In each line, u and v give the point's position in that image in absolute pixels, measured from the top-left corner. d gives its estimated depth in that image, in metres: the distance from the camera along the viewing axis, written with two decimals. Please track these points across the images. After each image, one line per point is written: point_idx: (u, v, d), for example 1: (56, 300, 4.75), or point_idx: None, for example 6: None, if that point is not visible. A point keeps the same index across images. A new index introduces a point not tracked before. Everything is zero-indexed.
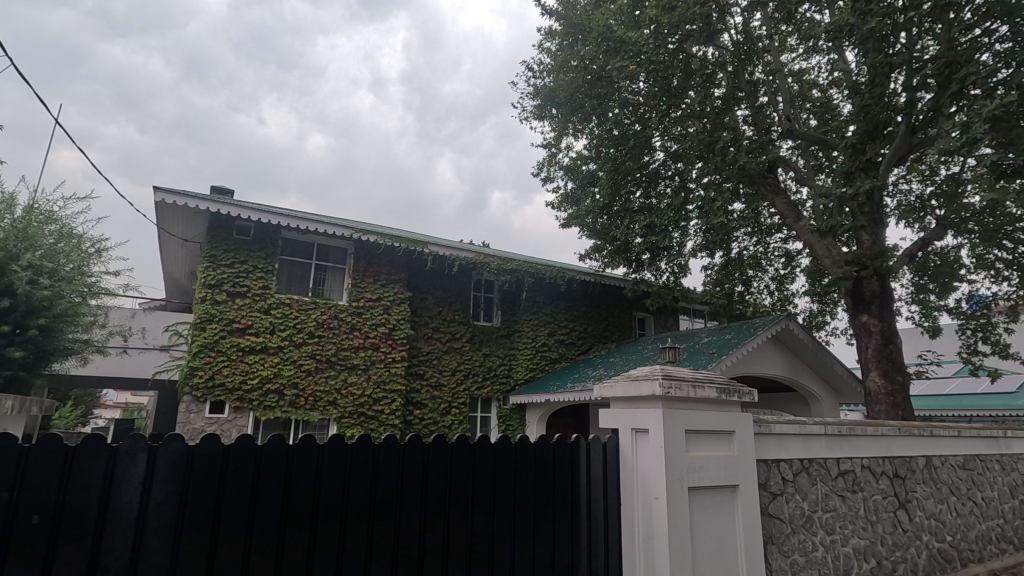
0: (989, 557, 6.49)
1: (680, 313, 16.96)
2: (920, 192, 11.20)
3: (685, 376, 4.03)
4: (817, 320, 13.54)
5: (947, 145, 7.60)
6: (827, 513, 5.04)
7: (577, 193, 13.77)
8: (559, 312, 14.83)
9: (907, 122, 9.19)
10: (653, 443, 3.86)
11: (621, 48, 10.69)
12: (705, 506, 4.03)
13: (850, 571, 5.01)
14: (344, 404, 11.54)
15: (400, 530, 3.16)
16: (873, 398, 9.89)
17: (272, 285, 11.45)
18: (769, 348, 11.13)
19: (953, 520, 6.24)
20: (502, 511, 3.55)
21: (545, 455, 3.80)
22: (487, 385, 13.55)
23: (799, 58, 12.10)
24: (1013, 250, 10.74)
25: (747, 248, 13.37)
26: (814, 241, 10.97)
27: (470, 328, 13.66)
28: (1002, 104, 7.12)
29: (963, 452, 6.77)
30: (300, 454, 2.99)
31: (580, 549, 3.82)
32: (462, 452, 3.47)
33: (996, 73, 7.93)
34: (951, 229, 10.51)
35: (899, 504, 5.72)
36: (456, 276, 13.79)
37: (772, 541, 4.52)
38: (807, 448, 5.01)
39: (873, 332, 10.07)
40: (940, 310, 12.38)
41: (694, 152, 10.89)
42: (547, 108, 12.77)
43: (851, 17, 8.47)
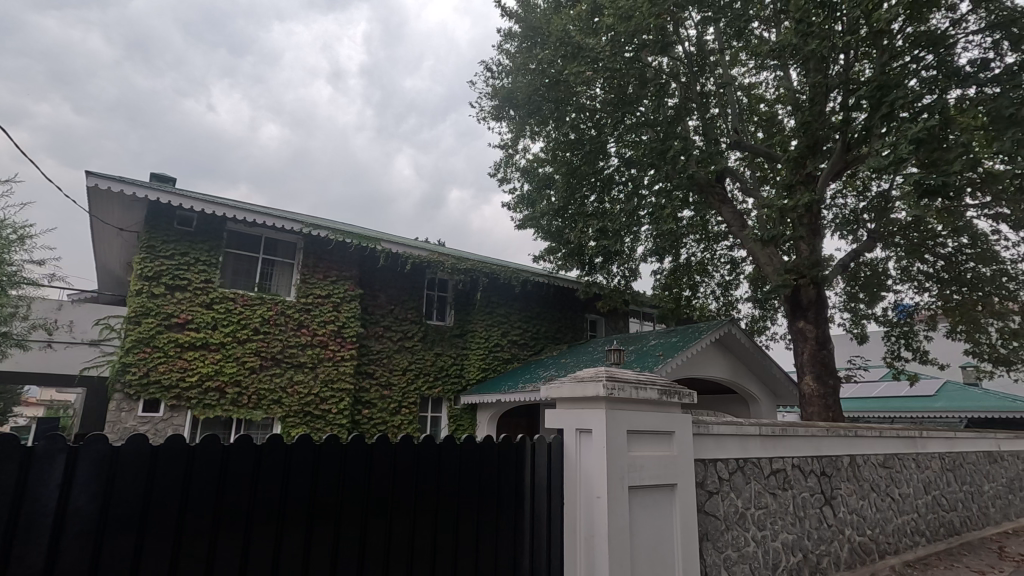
0: (904, 549, 6.96)
1: (630, 315, 17.35)
2: (854, 206, 11.83)
3: (628, 378, 4.13)
4: (757, 325, 14.14)
5: (876, 163, 8.10)
6: (759, 509, 5.28)
7: (533, 195, 13.87)
8: (512, 313, 14.89)
9: (844, 139, 9.69)
10: (594, 443, 3.95)
11: (579, 54, 10.86)
12: (645, 505, 4.15)
13: (778, 565, 5.26)
14: (288, 403, 11.21)
15: (339, 532, 3.11)
16: (807, 400, 10.40)
17: (215, 278, 10.98)
18: (713, 351, 11.53)
19: (873, 515, 6.66)
20: (445, 511, 3.54)
21: (490, 455, 3.82)
22: (438, 385, 13.46)
23: (748, 73, 12.58)
24: (934, 263, 11.55)
25: (695, 254, 13.81)
26: (757, 249, 11.45)
27: (423, 327, 13.55)
28: (925, 128, 7.67)
29: (884, 452, 7.23)
30: (235, 455, 2.90)
31: (523, 548, 3.86)
32: (407, 452, 3.45)
33: (922, 98, 8.52)
34: (880, 242, 11.19)
35: (825, 501, 6.05)
36: (409, 273, 13.63)
37: (707, 537, 4.70)
38: (742, 449, 5.23)
39: (808, 338, 10.61)
40: (869, 318, 13.17)
41: (647, 159, 11.15)
42: (504, 109, 12.75)
43: (793, 38, 8.92)
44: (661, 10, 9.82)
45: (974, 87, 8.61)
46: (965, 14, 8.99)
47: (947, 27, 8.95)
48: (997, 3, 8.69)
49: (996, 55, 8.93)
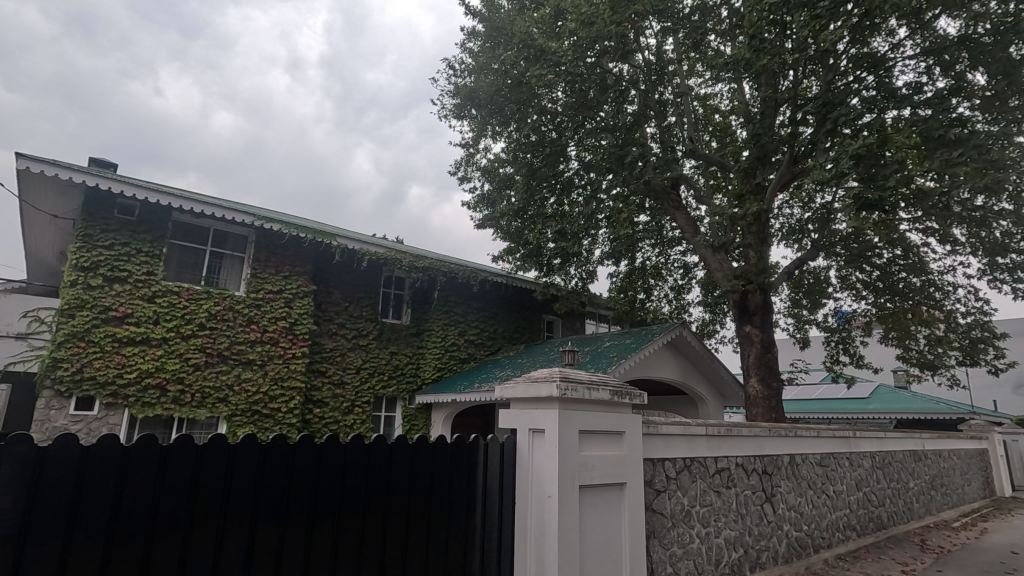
0: (837, 542, 7.35)
1: (587, 317, 17.59)
2: (800, 216, 12.38)
3: (581, 379, 4.19)
4: (707, 328, 14.61)
5: (820, 176, 8.52)
6: (704, 507, 5.46)
7: (492, 195, 13.87)
8: (470, 312, 14.84)
9: (792, 152, 10.12)
10: (547, 443, 4.00)
11: (541, 57, 10.94)
12: (595, 504, 4.23)
13: (720, 560, 5.45)
14: (235, 402, 10.82)
15: (285, 534, 3.02)
16: (753, 401, 10.82)
17: (159, 270, 10.48)
18: (665, 352, 11.84)
19: (809, 511, 6.99)
20: (396, 512, 3.50)
21: (443, 454, 3.81)
22: (393, 384, 13.29)
23: (704, 84, 12.98)
24: (871, 272, 12.21)
25: (650, 258, 14.14)
26: (709, 255, 11.84)
27: (378, 325, 13.33)
28: (864, 145, 8.12)
29: (821, 451, 7.60)
30: (174, 456, 2.78)
31: (474, 547, 3.86)
32: (358, 452, 3.40)
33: (862, 117, 9.00)
34: (822, 251, 11.75)
35: (765, 498, 6.32)
36: (365, 270, 13.39)
37: (654, 535, 4.83)
38: (689, 448, 5.39)
39: (754, 342, 11.03)
40: (811, 323, 13.80)
41: (607, 164, 11.22)
42: (466, 108, 12.70)
43: (747, 53, 9.30)
44: (623, 18, 10.00)
45: (909, 108, 9.19)
46: (902, 39, 9.57)
47: (887, 50, 9.50)
48: (931, 30, 9.28)
49: (929, 79, 9.54)
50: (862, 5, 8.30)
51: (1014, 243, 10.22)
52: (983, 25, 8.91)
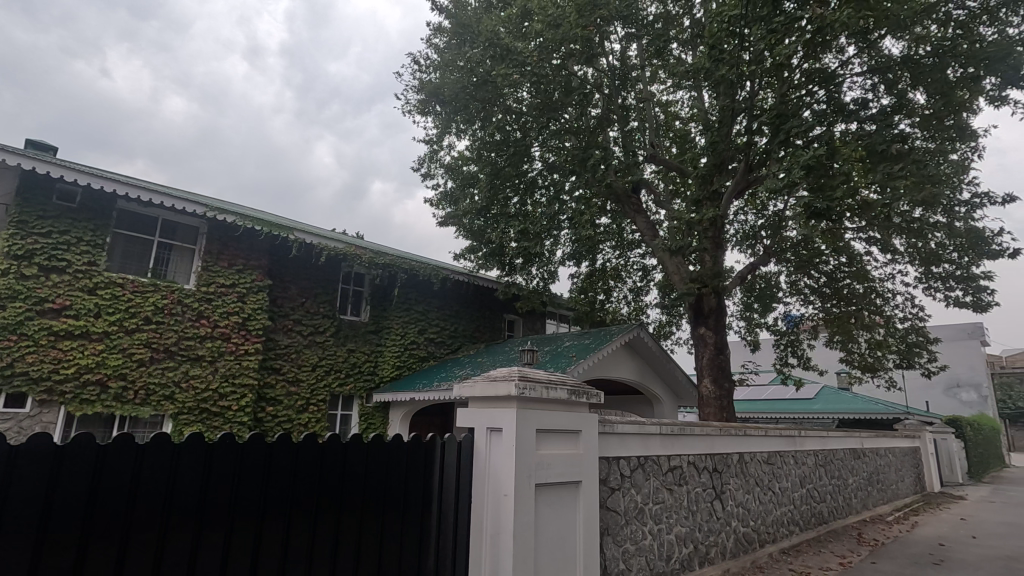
0: (781, 537, 7.65)
1: (547, 317, 17.71)
2: (753, 223, 12.80)
3: (539, 378, 4.22)
4: (664, 329, 14.94)
5: (773, 185, 8.85)
6: (656, 505, 5.58)
7: (455, 193, 13.80)
8: (430, 310, 14.71)
9: (747, 160, 10.46)
10: (503, 442, 4.01)
11: (508, 56, 10.98)
12: (551, 502, 4.27)
13: (671, 556, 5.59)
14: (182, 399, 10.40)
15: (231, 536, 2.91)
16: (705, 401, 11.14)
17: (101, 261, 9.96)
18: (622, 353, 12.04)
19: (756, 507, 7.26)
20: (349, 513, 3.42)
21: (399, 454, 3.75)
22: (350, 382, 13.06)
23: (666, 91, 13.26)
24: (818, 278, 12.74)
25: (610, 260, 14.36)
26: (667, 258, 12.11)
27: (336, 322, 13.06)
28: (814, 156, 8.47)
29: (768, 449, 7.90)
30: (112, 457, 2.63)
31: (428, 547, 3.83)
32: (311, 452, 3.31)
33: (814, 129, 9.39)
34: (774, 257, 12.20)
35: (715, 495, 6.51)
36: (323, 266, 13.09)
37: (608, 532, 4.91)
38: (643, 447, 5.50)
39: (708, 343, 11.36)
40: (762, 326, 14.31)
41: (569, 165, 11.53)
42: (430, 104, 12.58)
43: (707, 63, 9.60)
44: (588, 22, 10.32)
45: (856, 123, 9.66)
46: (851, 57, 10.02)
47: (837, 66, 9.93)
48: (877, 50, 9.76)
49: (874, 96, 10.03)
50: (814, 22, 8.66)
51: (947, 253, 10.87)
52: (924, 46, 9.43)
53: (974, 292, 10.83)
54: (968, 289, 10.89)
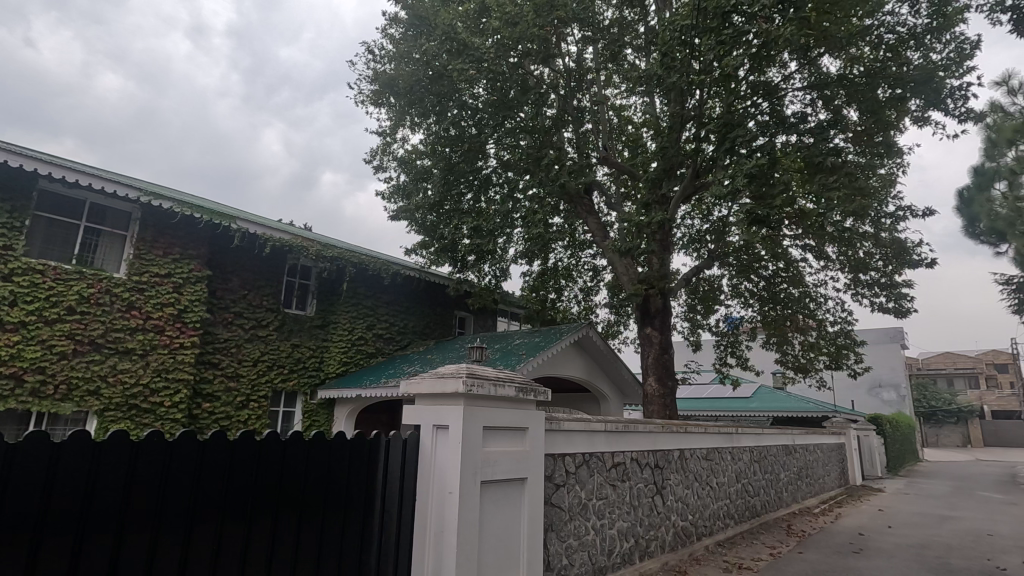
0: (717, 530, 7.97)
1: (498, 314, 17.71)
2: (699, 227, 13.23)
3: (488, 375, 4.21)
4: (612, 329, 15.24)
5: (718, 191, 9.18)
6: (599, 500, 5.69)
7: (408, 187, 13.58)
8: (379, 306, 14.43)
9: (694, 166, 10.80)
10: (449, 439, 3.98)
11: (464, 51, 10.91)
12: (496, 499, 4.28)
13: (613, 550, 5.72)
14: (109, 395, 9.80)
15: (157, 540, 2.75)
16: (650, 399, 11.44)
17: (19, 245, 9.25)
18: (571, 351, 12.21)
19: (695, 501, 7.52)
20: (287, 512, 3.30)
21: (340, 451, 3.66)
22: (293, 378, 12.64)
23: (620, 96, 13.50)
24: (758, 282, 13.31)
25: (562, 259, 14.52)
26: (616, 260, 12.36)
27: (280, 315, 12.62)
28: (757, 165, 8.85)
29: (707, 446, 8.19)
30: (23, 456, 2.44)
31: (370, 546, 3.75)
32: (247, 450, 3.17)
33: (757, 139, 9.79)
34: (717, 261, 12.65)
35: (656, 491, 6.70)
36: (267, 257, 12.61)
37: (552, 528, 4.96)
38: (589, 443, 5.59)
39: (654, 343, 11.67)
40: (705, 328, 14.82)
41: (524, 164, 11.59)
42: (384, 95, 12.32)
43: (658, 70, 9.84)
44: (546, 22, 10.39)
45: (795, 135, 10.13)
46: (793, 72, 10.49)
47: (780, 80, 10.39)
48: (817, 67, 10.26)
49: (813, 110, 10.55)
50: (761, 36, 9.01)
51: (873, 262, 11.59)
52: (858, 66, 10.00)
53: (896, 298, 11.61)
54: (891, 296, 11.66)
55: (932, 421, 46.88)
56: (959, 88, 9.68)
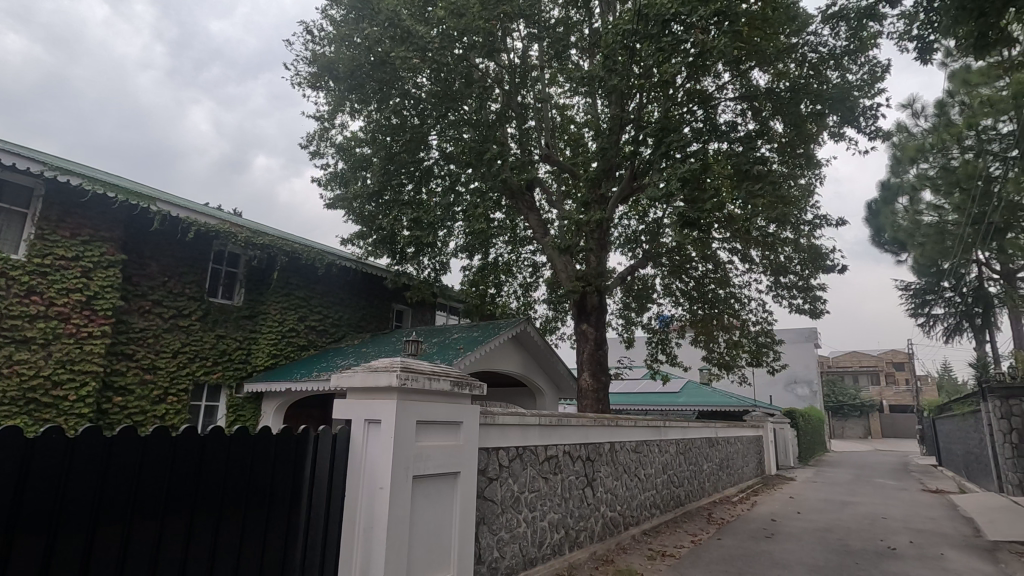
0: (643, 519, 8.29)
1: (437, 308, 17.56)
2: (635, 228, 13.63)
3: (423, 369, 4.16)
4: (550, 325, 15.47)
5: (653, 194, 9.51)
6: (531, 493, 5.78)
7: (346, 174, 13.16)
8: (313, 296, 13.93)
9: (632, 167, 11.12)
10: (381, 434, 3.92)
11: (407, 39, 10.69)
12: (428, 493, 4.24)
13: (543, 541, 5.82)
14: (3, 388, 8.94)
15: (54, 543, 2.54)
16: (584, 393, 11.72)
17: None
18: (509, 346, 12.28)
19: (623, 492, 7.78)
20: (204, 513, 3.12)
21: (264, 447, 3.51)
22: (217, 370, 12.00)
23: (563, 95, 13.67)
24: (688, 282, 13.89)
25: (503, 254, 14.58)
26: (555, 256, 12.55)
27: (203, 305, 11.93)
28: (689, 170, 9.24)
29: (636, 439, 8.49)
30: None
31: (295, 545, 3.61)
32: (161, 447, 2.97)
33: (692, 144, 10.20)
34: (651, 261, 13.10)
35: (587, 483, 6.88)
36: (191, 242, 11.88)
37: (483, 521, 4.98)
38: (522, 437, 5.66)
39: (589, 339, 11.94)
40: (638, 325, 15.32)
41: (466, 158, 11.52)
42: (322, 78, 11.83)
43: (600, 72, 10.07)
44: (491, 16, 10.36)
45: (726, 143, 10.63)
46: (726, 83, 10.99)
47: (713, 90, 10.87)
48: (747, 79, 10.78)
49: (742, 120, 11.11)
50: (697, 46, 9.35)
51: (792, 266, 12.38)
52: (784, 81, 10.61)
53: (811, 301, 12.45)
54: (806, 298, 12.50)
55: (839, 415, 50.78)
56: (870, 109, 10.48)
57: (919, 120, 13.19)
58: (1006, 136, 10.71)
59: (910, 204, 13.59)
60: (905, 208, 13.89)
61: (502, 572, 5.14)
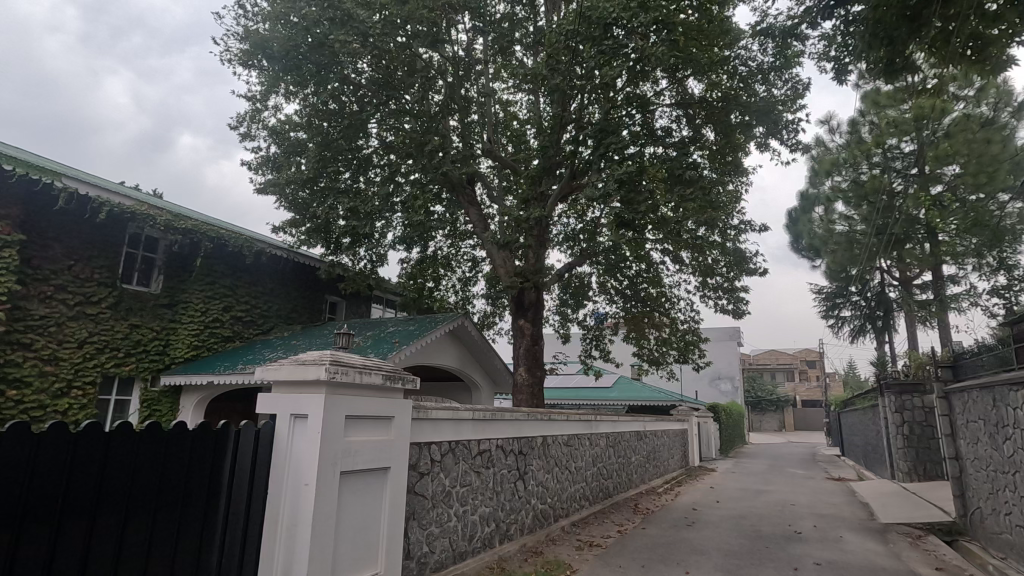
0: (573, 511, 8.49)
1: (373, 301, 17.16)
2: (574, 226, 13.87)
3: (353, 362, 4.05)
4: (487, 320, 15.50)
5: (592, 194, 9.73)
6: (463, 487, 5.78)
7: (279, 159, 12.60)
8: (240, 285, 13.25)
9: (572, 167, 11.32)
10: (308, 428, 3.79)
11: (348, 23, 10.35)
12: (356, 489, 4.16)
13: (474, 535, 5.84)
14: None
15: None
16: (519, 388, 11.84)
17: None
18: (445, 341, 12.20)
19: (554, 485, 7.93)
20: (107, 515, 2.90)
21: (179, 444, 3.31)
22: (129, 362, 11.20)
23: (507, 91, 13.69)
24: (623, 281, 14.32)
25: (442, 248, 14.44)
26: (495, 252, 12.58)
27: (115, 291, 11.08)
28: (626, 172, 9.50)
29: (568, 432, 8.68)
30: None
31: (210, 546, 3.44)
32: (58, 446, 2.75)
33: (630, 146, 10.48)
34: (587, 260, 13.40)
35: (518, 476, 6.96)
36: (103, 224, 10.99)
37: (414, 517, 4.94)
38: (455, 432, 5.65)
39: (526, 334, 12.07)
40: (574, 321, 15.63)
41: (407, 149, 11.31)
42: (255, 56, 11.24)
43: (543, 70, 10.19)
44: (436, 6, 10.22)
45: (661, 147, 11.01)
46: (663, 89, 11.37)
47: (651, 95, 11.23)
48: (683, 87, 11.21)
49: (677, 126, 11.54)
50: (637, 52, 9.61)
51: (719, 268, 13.02)
52: (716, 91, 11.11)
53: (735, 301, 13.16)
54: (730, 299, 13.20)
55: (758, 409, 54.05)
56: (792, 122, 11.16)
57: (834, 136, 14.21)
58: (908, 155, 11.73)
59: (824, 213, 14.63)
60: (820, 217, 14.94)
61: (431, 566, 5.12)
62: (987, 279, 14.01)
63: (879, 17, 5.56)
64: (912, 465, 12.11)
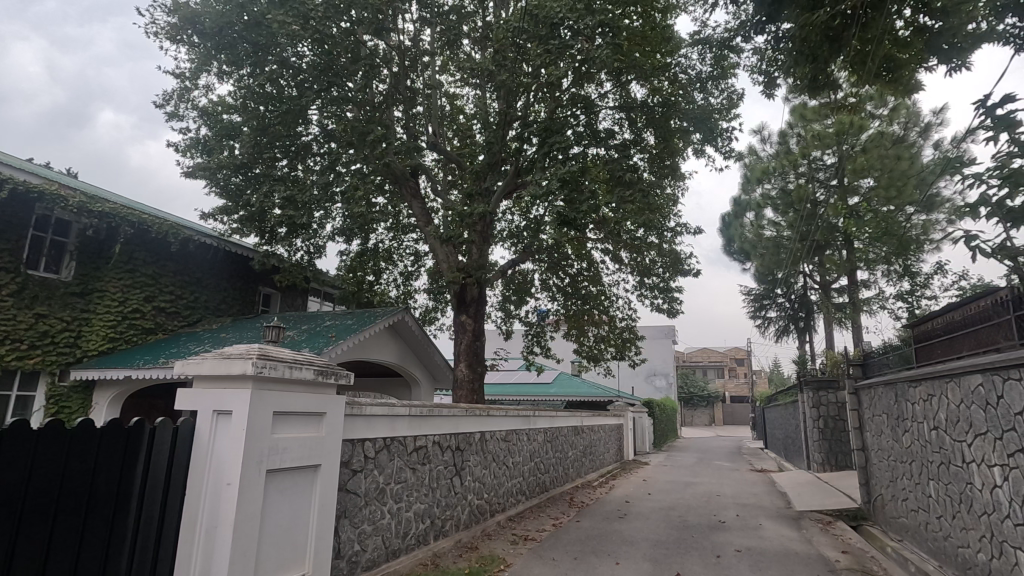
0: (509, 506, 8.55)
1: (309, 294, 16.58)
2: (517, 223, 13.94)
3: (282, 357, 3.90)
4: (429, 315, 15.32)
5: (535, 190, 9.79)
6: (398, 484, 5.70)
7: (210, 142, 11.93)
8: (164, 275, 12.46)
9: (516, 164, 11.36)
10: (232, 425, 3.62)
11: (287, 3, 9.95)
12: (283, 487, 4.01)
13: (408, 532, 5.78)
14: None
15: None
16: (459, 384, 11.77)
17: None
18: (384, 335, 11.97)
19: (491, 480, 7.96)
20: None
21: (86, 443, 3.09)
22: (35, 355, 10.34)
23: (454, 84, 13.56)
24: (565, 279, 14.52)
25: (383, 241, 14.16)
26: (437, 246, 12.47)
27: (19, 278, 10.17)
28: (569, 171, 9.62)
29: (506, 428, 8.73)
30: None
31: (119, 551, 3.23)
32: None
33: (573, 146, 10.63)
34: (530, 257, 13.50)
35: (455, 472, 6.94)
36: (5, 203, 10.05)
37: (345, 515, 4.82)
38: (390, 428, 5.56)
39: (467, 330, 12.02)
40: (516, 318, 15.72)
41: (348, 138, 10.98)
42: (185, 31, 10.58)
43: (490, 66, 10.18)
44: None
45: (605, 148, 11.23)
46: (607, 92, 11.61)
47: (596, 97, 11.45)
48: (626, 91, 11.49)
49: (620, 128, 11.81)
50: (582, 53, 9.77)
51: (656, 269, 13.45)
52: (657, 96, 11.45)
53: (669, 301, 13.64)
54: (665, 299, 13.66)
55: (690, 405, 56.38)
56: (726, 131, 11.67)
57: (765, 146, 15.00)
58: (829, 167, 12.56)
59: (755, 219, 15.44)
60: (751, 222, 15.73)
61: (362, 565, 5.00)
62: (895, 284, 15.22)
63: (804, 36, 5.89)
64: (826, 456, 13.00)
